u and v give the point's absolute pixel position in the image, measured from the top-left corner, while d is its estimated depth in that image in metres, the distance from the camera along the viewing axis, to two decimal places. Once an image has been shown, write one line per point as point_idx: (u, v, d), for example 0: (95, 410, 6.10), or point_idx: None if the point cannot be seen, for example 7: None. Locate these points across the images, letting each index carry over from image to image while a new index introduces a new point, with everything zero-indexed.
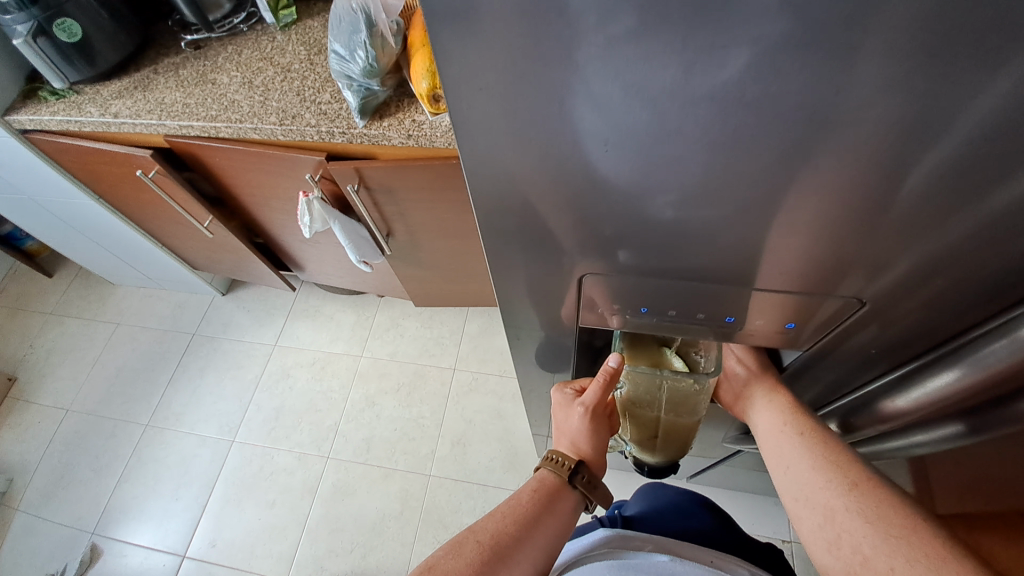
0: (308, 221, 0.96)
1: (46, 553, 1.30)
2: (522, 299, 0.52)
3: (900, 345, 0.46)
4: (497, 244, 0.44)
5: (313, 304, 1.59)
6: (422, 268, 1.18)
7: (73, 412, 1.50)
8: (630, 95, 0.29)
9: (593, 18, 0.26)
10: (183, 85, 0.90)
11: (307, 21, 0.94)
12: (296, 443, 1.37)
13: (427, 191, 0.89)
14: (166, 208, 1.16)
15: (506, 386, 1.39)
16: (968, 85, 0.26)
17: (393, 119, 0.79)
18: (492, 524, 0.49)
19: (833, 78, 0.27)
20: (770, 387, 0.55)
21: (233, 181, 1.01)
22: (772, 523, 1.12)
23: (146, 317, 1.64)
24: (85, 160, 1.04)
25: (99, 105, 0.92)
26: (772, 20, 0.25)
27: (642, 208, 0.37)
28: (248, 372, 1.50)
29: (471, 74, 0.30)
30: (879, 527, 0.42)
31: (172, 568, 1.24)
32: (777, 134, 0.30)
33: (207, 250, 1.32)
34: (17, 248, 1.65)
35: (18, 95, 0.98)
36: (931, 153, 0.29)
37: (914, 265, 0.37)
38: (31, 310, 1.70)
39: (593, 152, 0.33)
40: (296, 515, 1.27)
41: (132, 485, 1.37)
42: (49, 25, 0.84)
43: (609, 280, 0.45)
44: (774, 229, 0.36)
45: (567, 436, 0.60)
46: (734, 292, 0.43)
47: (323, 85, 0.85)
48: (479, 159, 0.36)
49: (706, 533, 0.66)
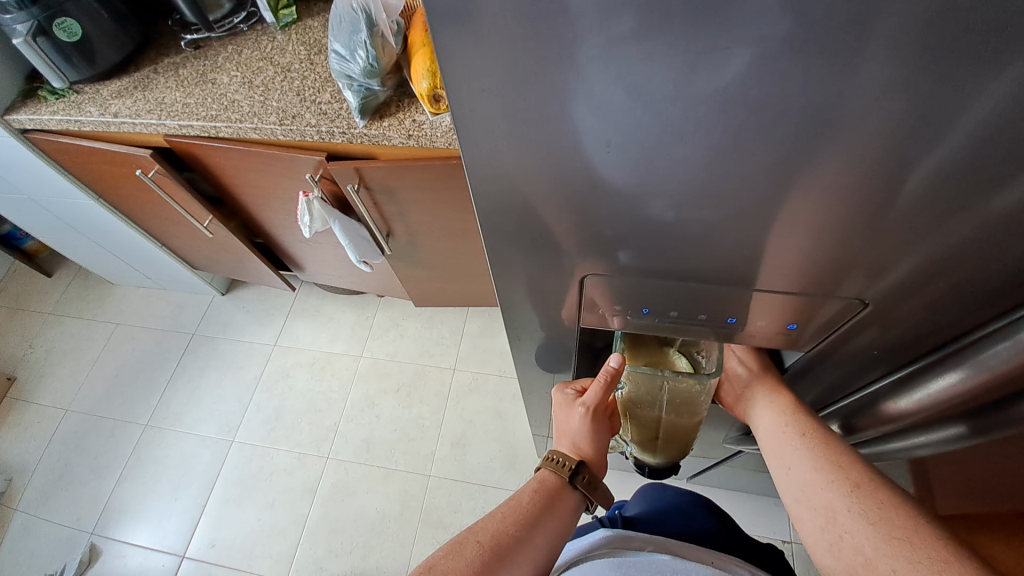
0: (308, 221, 0.96)
1: (46, 553, 1.30)
2: (522, 299, 0.52)
3: (902, 347, 0.46)
4: (498, 244, 0.44)
5: (313, 304, 1.59)
6: (422, 268, 1.18)
7: (72, 412, 1.49)
8: (631, 97, 0.29)
9: (594, 18, 0.26)
10: (183, 84, 0.89)
11: (307, 21, 0.94)
12: (295, 443, 1.37)
13: (427, 191, 0.89)
14: (166, 208, 1.15)
15: (506, 387, 1.39)
16: (971, 86, 0.26)
17: (394, 119, 0.79)
18: (492, 524, 0.49)
19: (835, 79, 0.26)
20: (771, 388, 0.55)
21: (233, 181, 1.01)
22: (772, 524, 1.12)
23: (146, 317, 1.64)
24: (84, 160, 1.03)
25: (98, 105, 0.91)
26: (775, 21, 0.25)
27: (642, 209, 0.36)
28: (248, 373, 1.49)
29: (471, 75, 0.30)
30: (881, 528, 0.42)
31: (172, 568, 1.24)
32: (779, 135, 0.29)
33: (207, 250, 1.32)
34: (16, 247, 1.64)
35: (17, 94, 0.98)
36: (933, 154, 0.29)
37: (916, 267, 0.37)
38: (30, 310, 1.69)
39: (593, 153, 0.33)
40: (296, 515, 1.27)
41: (131, 485, 1.37)
42: (49, 25, 0.83)
43: (610, 281, 0.45)
44: (775, 230, 0.36)
45: (568, 436, 0.60)
46: (736, 293, 0.43)
47: (324, 85, 0.85)
48: (480, 159, 0.36)
49: (707, 534, 0.65)
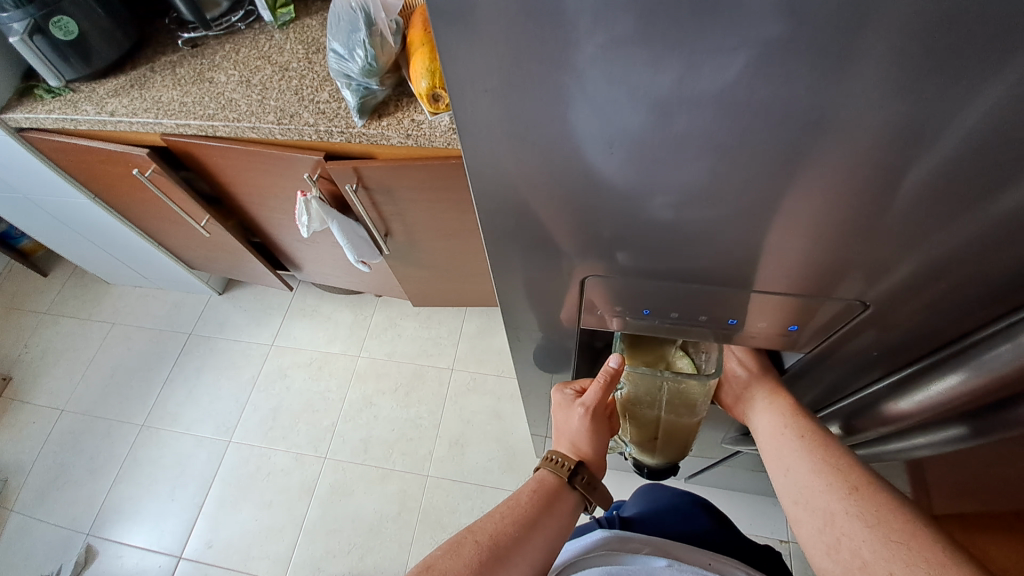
0: (306, 220, 0.95)
1: (41, 554, 1.29)
2: (522, 300, 0.52)
3: (902, 348, 0.46)
4: (497, 245, 0.44)
5: (311, 304, 1.58)
6: (421, 268, 1.18)
7: (68, 412, 1.49)
8: (631, 99, 0.29)
9: (592, 19, 0.26)
10: (180, 83, 0.89)
11: (305, 20, 0.94)
12: (293, 443, 1.37)
13: (426, 191, 0.88)
14: (163, 207, 1.15)
15: (504, 387, 1.39)
16: (971, 89, 0.26)
17: (393, 118, 0.78)
18: (491, 524, 0.49)
19: (833, 80, 0.26)
20: (771, 389, 0.55)
21: (231, 181, 1.01)
22: (770, 524, 1.12)
23: (142, 316, 1.63)
24: (81, 159, 1.03)
25: (94, 103, 0.91)
26: (772, 24, 0.25)
27: (640, 210, 0.36)
28: (245, 373, 1.49)
29: (472, 76, 0.30)
30: (878, 531, 0.42)
31: (169, 569, 1.23)
32: (777, 136, 0.29)
33: (204, 249, 1.32)
34: (12, 247, 1.63)
35: (14, 92, 0.97)
36: (931, 155, 0.29)
37: (917, 269, 0.37)
38: (25, 309, 1.68)
39: (592, 153, 0.33)
40: (293, 516, 1.27)
41: (128, 486, 1.36)
42: (45, 23, 0.83)
43: (610, 281, 0.45)
44: (773, 230, 0.36)
45: (567, 436, 0.60)
46: (735, 294, 0.43)
47: (322, 84, 0.84)
48: (480, 160, 0.35)
49: (705, 534, 0.65)
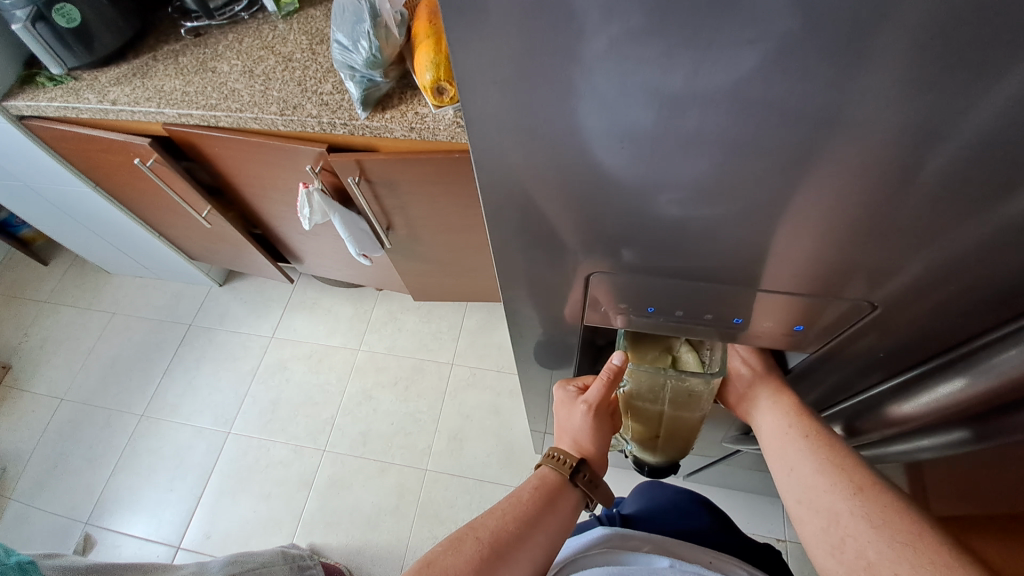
0: (308, 213, 0.94)
1: (40, 544, 1.29)
2: (524, 296, 0.52)
3: (907, 351, 0.46)
4: (502, 241, 0.44)
5: (311, 296, 1.58)
6: (422, 262, 1.17)
7: (67, 401, 1.49)
8: (640, 94, 0.29)
9: (599, 15, 0.26)
10: (183, 72, 0.88)
11: (309, 11, 0.93)
12: (292, 435, 1.37)
13: (429, 185, 0.88)
14: (163, 197, 1.14)
15: (504, 382, 1.39)
16: (985, 90, 0.25)
17: (396, 111, 0.78)
18: (492, 521, 0.49)
19: (845, 80, 0.26)
20: (775, 389, 0.55)
21: (232, 172, 1.00)
22: (768, 523, 1.13)
23: (143, 306, 1.63)
24: (83, 148, 1.03)
25: (97, 92, 0.90)
26: (784, 19, 0.24)
27: (647, 207, 0.36)
28: (245, 364, 1.49)
29: (482, 69, 0.30)
30: (884, 532, 0.42)
31: (167, 559, 1.24)
32: (784, 135, 0.29)
33: (205, 240, 1.31)
34: (12, 235, 1.63)
35: (16, 80, 0.97)
36: (940, 156, 0.29)
37: (926, 272, 0.37)
38: (26, 298, 1.68)
39: (600, 150, 0.33)
40: (292, 508, 1.27)
41: (126, 475, 1.36)
42: (48, 11, 0.82)
43: (615, 279, 0.45)
44: (780, 231, 0.35)
45: (569, 433, 0.59)
46: (740, 293, 0.43)
47: (325, 75, 0.83)
48: (487, 153, 0.35)
49: (705, 532, 0.65)
